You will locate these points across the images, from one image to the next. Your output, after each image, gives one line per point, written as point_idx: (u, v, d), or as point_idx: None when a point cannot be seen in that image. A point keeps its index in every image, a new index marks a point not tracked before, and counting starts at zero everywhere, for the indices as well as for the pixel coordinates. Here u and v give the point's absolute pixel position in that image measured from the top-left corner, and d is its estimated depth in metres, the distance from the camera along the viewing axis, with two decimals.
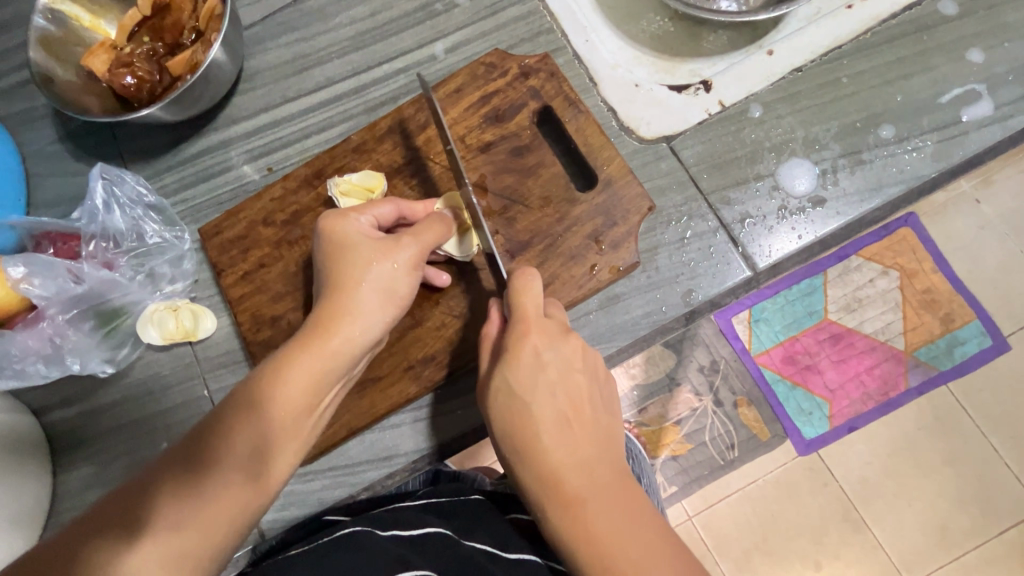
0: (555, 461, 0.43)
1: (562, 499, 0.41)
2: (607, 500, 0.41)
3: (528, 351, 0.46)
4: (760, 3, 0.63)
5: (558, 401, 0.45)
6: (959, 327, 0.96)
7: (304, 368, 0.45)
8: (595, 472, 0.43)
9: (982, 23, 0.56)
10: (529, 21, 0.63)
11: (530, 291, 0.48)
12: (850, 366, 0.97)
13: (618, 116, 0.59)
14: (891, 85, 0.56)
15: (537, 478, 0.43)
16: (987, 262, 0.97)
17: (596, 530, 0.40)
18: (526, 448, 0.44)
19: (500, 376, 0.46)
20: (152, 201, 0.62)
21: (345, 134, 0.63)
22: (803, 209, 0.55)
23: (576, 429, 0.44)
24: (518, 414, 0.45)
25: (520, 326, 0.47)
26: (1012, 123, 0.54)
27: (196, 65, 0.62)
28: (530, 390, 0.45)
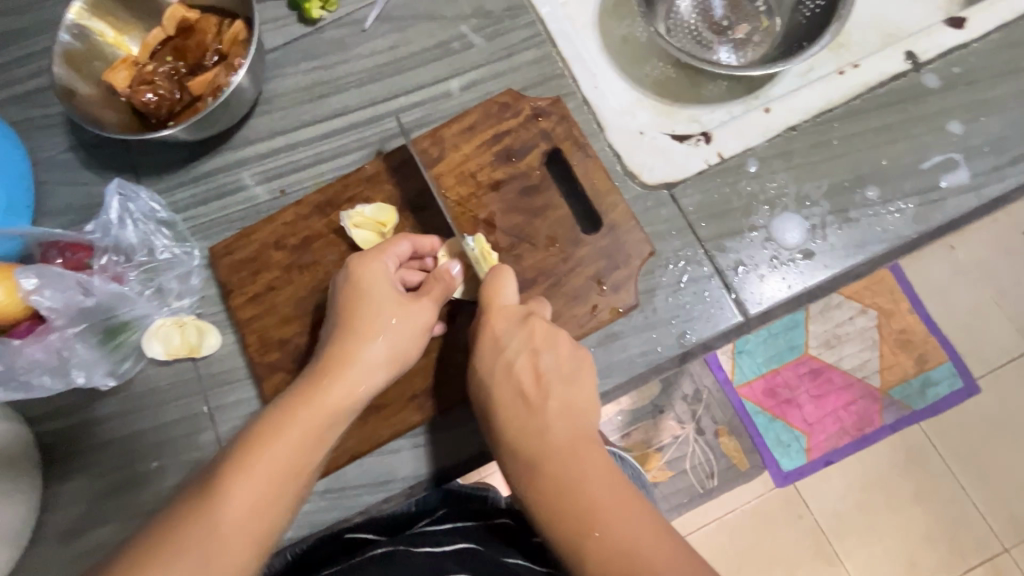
0: (511, 433, 0.48)
1: (522, 466, 0.47)
2: (560, 462, 0.47)
3: (487, 339, 0.51)
4: (756, 56, 0.70)
5: (518, 376, 0.50)
6: (932, 368, 1.02)
7: (318, 404, 0.48)
8: (551, 437, 0.48)
9: (961, 96, 0.60)
10: (542, 65, 0.66)
11: (501, 279, 0.52)
12: (828, 402, 1.03)
13: (623, 161, 0.62)
14: (877, 149, 0.60)
15: (500, 447, 0.49)
16: (960, 307, 1.03)
17: (549, 490, 0.46)
18: (488, 422, 0.50)
19: (470, 368, 0.52)
20: (164, 216, 0.63)
21: (359, 161, 0.65)
22: (793, 260, 0.58)
23: (531, 401, 0.49)
24: (480, 391, 0.51)
25: (481, 313, 0.52)
26: (987, 192, 0.58)
27: (217, 88, 0.63)
28: (493, 369, 0.50)
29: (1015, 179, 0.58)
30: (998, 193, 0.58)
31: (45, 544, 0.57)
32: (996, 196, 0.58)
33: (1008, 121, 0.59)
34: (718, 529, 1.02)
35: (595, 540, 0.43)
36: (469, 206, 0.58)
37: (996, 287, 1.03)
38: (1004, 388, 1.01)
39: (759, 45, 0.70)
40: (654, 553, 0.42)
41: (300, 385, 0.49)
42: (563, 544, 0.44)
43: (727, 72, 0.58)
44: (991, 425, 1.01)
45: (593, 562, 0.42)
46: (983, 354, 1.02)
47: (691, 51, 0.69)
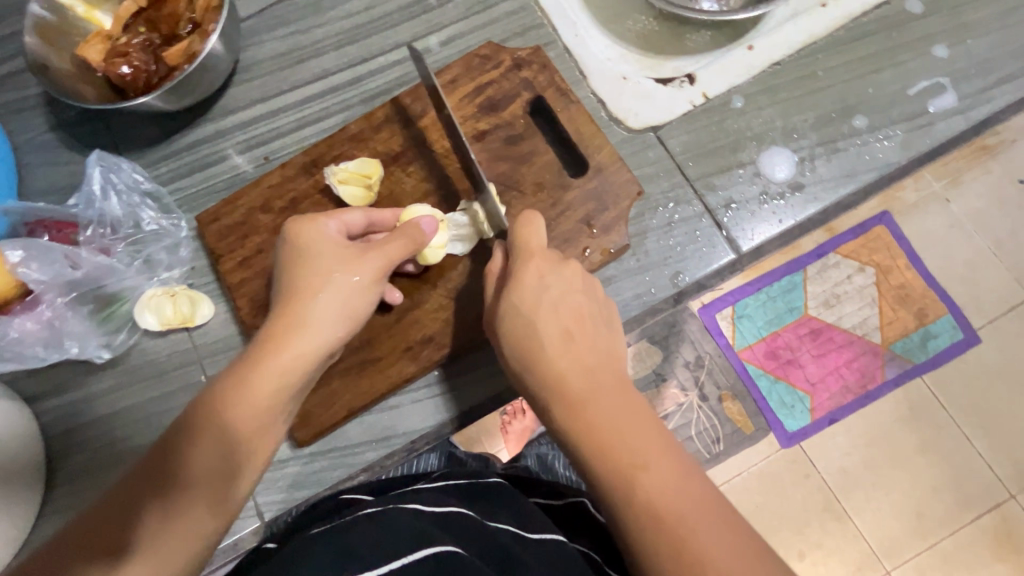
0: (562, 369, 0.45)
1: (567, 405, 0.44)
2: (608, 399, 0.44)
3: (531, 274, 0.48)
4: (742, 2, 0.67)
5: (564, 314, 0.47)
6: (931, 321, 1.01)
7: (269, 375, 0.45)
8: (598, 378, 0.45)
9: (945, 21, 0.59)
10: (521, 16, 0.65)
11: (529, 230, 0.50)
12: (829, 362, 1.01)
13: (608, 108, 0.62)
14: (863, 79, 0.59)
15: (546, 382, 0.45)
16: (958, 259, 1.02)
17: (600, 427, 0.43)
18: (532, 360, 0.46)
19: (507, 310, 0.48)
20: (149, 189, 0.62)
21: (342, 124, 0.65)
22: (782, 195, 0.57)
23: (579, 338, 0.46)
24: (524, 324, 0.47)
25: (523, 253, 0.49)
26: (974, 114, 0.57)
27: (192, 56, 0.62)
28: (534, 309, 0.47)
29: (1002, 100, 0.58)
30: (986, 116, 0.57)
31: (49, 520, 0.57)
32: (984, 118, 0.57)
33: (993, 43, 0.59)
34: (728, 493, 1.03)
35: (645, 479, 0.41)
36: (454, 158, 0.58)
37: (996, 239, 1.03)
38: (1006, 336, 1.01)
39: None
40: (701, 495, 0.41)
41: (247, 353, 0.46)
42: (609, 482, 0.41)
43: (709, 17, 0.56)
44: (991, 366, 1.02)
45: (648, 500, 0.40)
46: (981, 297, 1.02)
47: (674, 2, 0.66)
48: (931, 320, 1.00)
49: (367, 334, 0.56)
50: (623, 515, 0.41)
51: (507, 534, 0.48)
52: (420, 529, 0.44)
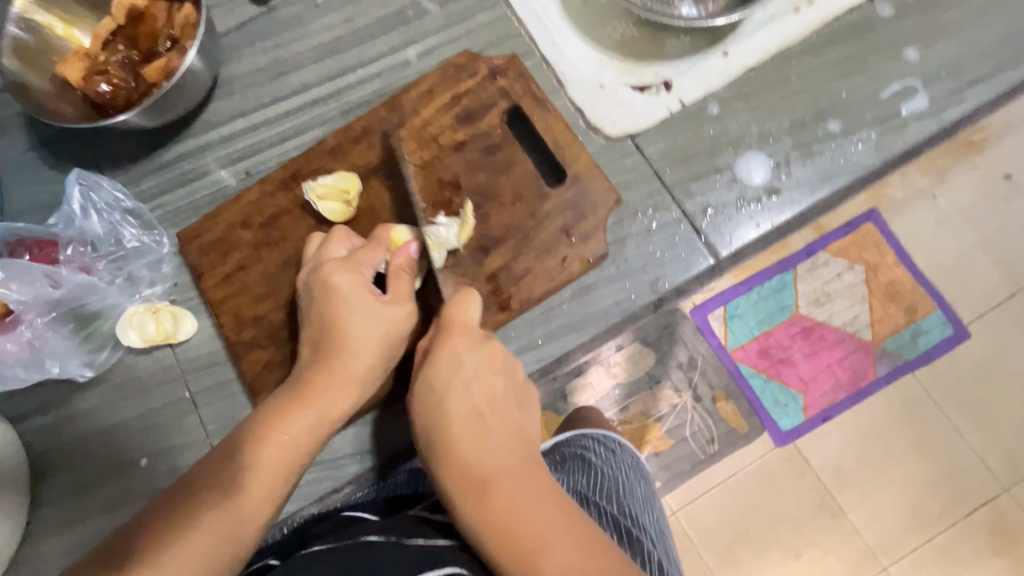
0: (466, 453, 0.46)
1: (471, 490, 0.44)
2: (513, 482, 0.44)
3: (447, 353, 0.51)
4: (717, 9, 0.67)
5: (474, 396, 0.49)
6: (922, 318, 1.02)
7: (315, 411, 0.49)
8: (500, 460, 0.46)
9: (916, 23, 0.60)
10: (498, 27, 0.65)
11: (455, 313, 0.52)
12: (822, 359, 1.03)
13: (585, 116, 0.62)
14: (836, 82, 0.60)
15: (449, 464, 0.46)
16: (944, 256, 1.03)
17: (504, 512, 0.43)
18: (439, 444, 0.47)
19: (420, 392, 0.50)
20: (130, 206, 0.62)
21: (322, 137, 0.65)
22: (759, 199, 0.58)
23: (486, 418, 0.48)
24: (436, 406, 0.49)
25: (444, 329, 0.52)
26: (946, 116, 0.58)
27: (170, 72, 0.63)
28: (446, 388, 0.49)
29: (974, 100, 0.58)
30: (958, 117, 0.58)
31: (36, 539, 0.57)
32: (956, 119, 0.58)
33: (965, 44, 0.59)
34: (722, 492, 1.03)
35: (549, 558, 0.40)
36: (432, 169, 0.58)
37: (980, 235, 1.04)
38: (992, 332, 1.02)
39: None
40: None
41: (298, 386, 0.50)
42: (513, 569, 0.41)
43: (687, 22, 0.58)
44: (978, 362, 1.02)
45: None
46: (968, 294, 1.03)
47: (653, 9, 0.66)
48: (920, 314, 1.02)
49: None
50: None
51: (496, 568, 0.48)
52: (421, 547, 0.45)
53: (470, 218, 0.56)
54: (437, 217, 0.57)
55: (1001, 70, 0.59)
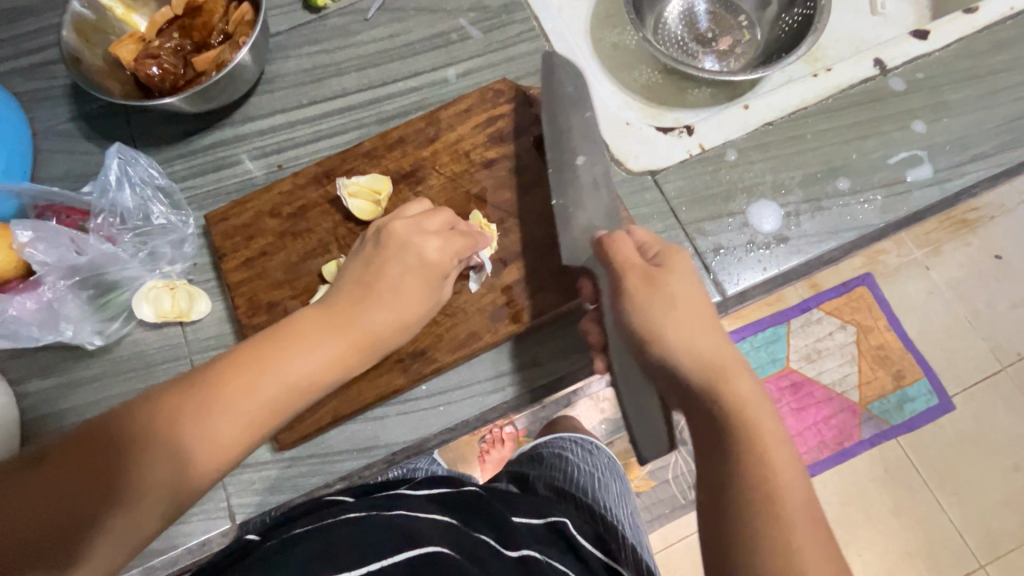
0: (713, 353, 0.47)
1: (715, 385, 0.46)
2: (752, 396, 0.45)
3: (678, 267, 0.52)
4: (736, 63, 0.91)
5: (690, 307, 0.49)
6: (908, 384, 1.05)
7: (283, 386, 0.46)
8: (739, 372, 0.47)
9: (925, 99, 0.64)
10: (535, 58, 0.69)
11: (624, 246, 0.53)
12: (809, 416, 1.04)
13: (610, 149, 0.66)
14: (849, 144, 0.63)
15: (696, 364, 0.47)
16: (934, 325, 1.07)
17: (753, 419, 0.44)
18: (679, 337, 0.48)
19: (659, 290, 0.50)
20: (161, 184, 0.64)
21: (356, 140, 0.67)
22: (769, 245, 0.60)
23: (705, 327, 0.49)
24: (678, 307, 0.49)
25: (663, 252, 0.53)
26: (950, 186, 0.61)
27: (220, 64, 0.66)
28: (681, 293, 0.50)
29: (976, 174, 0.61)
30: (960, 188, 0.61)
31: None
32: (958, 190, 0.61)
33: (970, 122, 0.63)
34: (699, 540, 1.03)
35: (786, 485, 0.41)
36: (461, 182, 0.61)
37: (969, 308, 1.07)
38: (978, 406, 1.04)
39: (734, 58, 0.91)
40: (797, 490, 0.42)
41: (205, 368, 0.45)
42: (751, 476, 0.42)
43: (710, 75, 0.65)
44: (960, 431, 1.04)
45: (788, 509, 0.40)
46: (954, 368, 1.05)
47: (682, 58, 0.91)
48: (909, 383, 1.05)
49: None
50: (752, 515, 0.41)
51: (489, 549, 0.47)
52: (412, 530, 0.44)
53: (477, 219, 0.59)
54: None
55: (1004, 149, 0.62)
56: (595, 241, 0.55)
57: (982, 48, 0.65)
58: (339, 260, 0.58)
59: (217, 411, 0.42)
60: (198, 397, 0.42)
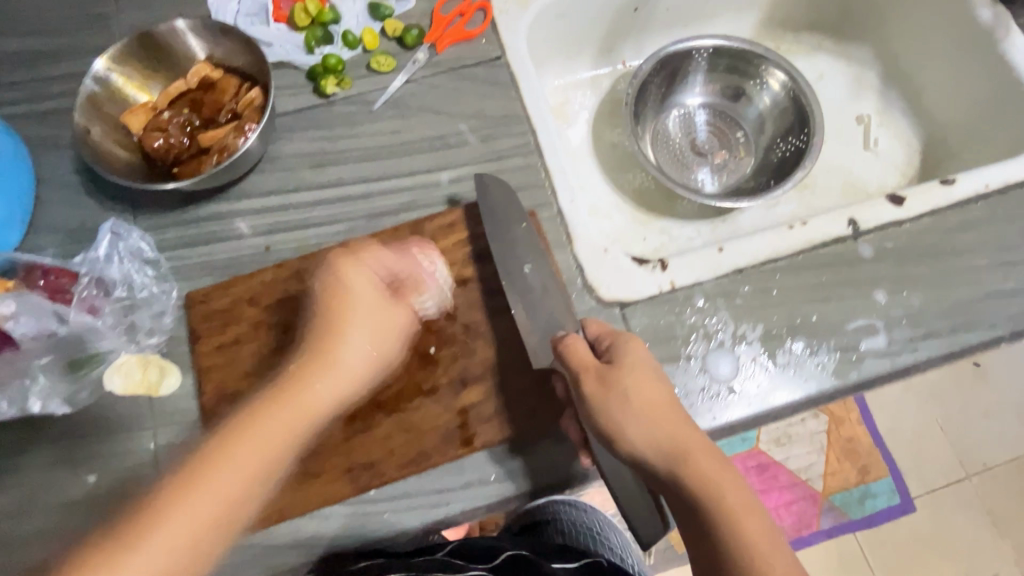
0: (669, 431, 0.53)
1: (677, 463, 0.52)
2: (711, 464, 0.52)
3: (634, 352, 0.57)
4: (724, 182, 0.95)
5: (647, 401, 0.54)
6: (873, 481, 1.23)
7: (275, 428, 0.50)
8: (694, 441, 0.53)
9: (890, 269, 0.67)
10: (526, 173, 0.72)
11: (581, 348, 0.57)
12: (773, 497, 1.21)
13: (584, 275, 0.68)
14: (810, 304, 0.66)
15: (664, 449, 0.53)
16: (904, 427, 1.26)
17: (715, 488, 0.51)
18: (642, 424, 0.53)
19: (620, 378, 0.55)
20: (150, 256, 0.68)
21: (343, 233, 0.70)
22: (720, 394, 0.63)
23: (664, 415, 0.54)
24: (636, 396, 0.54)
25: (619, 338, 0.58)
26: (901, 359, 0.63)
27: (222, 145, 0.69)
28: (637, 377, 0.55)
29: (927, 351, 0.64)
30: (909, 364, 0.63)
31: None
32: (908, 364, 0.63)
33: (929, 299, 0.65)
34: None
35: (752, 535, 0.50)
36: (435, 295, 0.63)
37: (942, 416, 1.27)
38: (935, 510, 1.22)
39: (722, 179, 0.95)
40: (765, 536, 0.50)
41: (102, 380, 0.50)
42: (721, 534, 0.50)
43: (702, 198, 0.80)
44: (915, 532, 1.21)
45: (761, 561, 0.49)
46: (921, 478, 1.24)
47: (674, 171, 0.95)
48: (871, 479, 1.23)
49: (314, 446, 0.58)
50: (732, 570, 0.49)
51: None
52: None
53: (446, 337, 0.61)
54: (416, 336, 0.61)
55: (957, 330, 0.64)
56: (555, 343, 0.59)
57: (951, 224, 0.68)
58: None
59: (200, 485, 0.46)
60: (180, 485, 0.46)
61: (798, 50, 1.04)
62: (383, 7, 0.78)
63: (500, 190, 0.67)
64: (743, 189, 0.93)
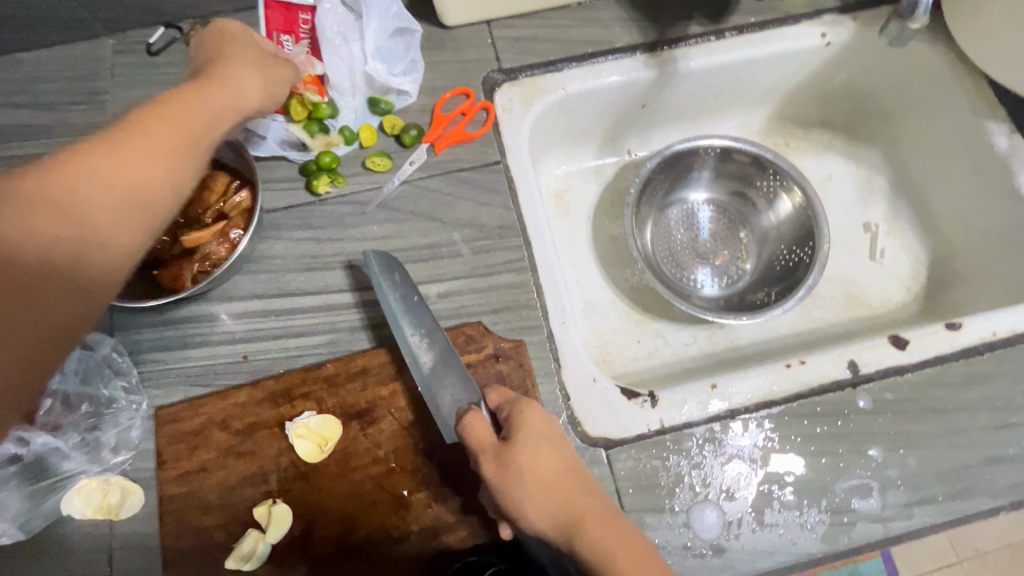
0: (558, 500, 0.53)
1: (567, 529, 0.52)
2: (600, 528, 0.51)
3: (526, 423, 0.57)
4: (725, 287, 0.92)
5: (542, 475, 0.54)
6: (863, 563, 1.22)
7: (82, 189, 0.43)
8: (583, 503, 0.53)
9: (888, 424, 0.64)
10: (517, 291, 0.70)
11: (478, 426, 0.56)
12: None
13: (570, 408, 0.65)
14: (803, 457, 0.63)
15: (556, 518, 0.53)
16: None
17: (602, 553, 0.50)
18: (529, 496, 0.53)
19: (511, 452, 0.55)
20: (122, 365, 0.64)
21: (326, 345, 0.67)
22: (702, 553, 0.60)
23: (559, 488, 0.54)
24: (525, 469, 0.54)
25: (516, 408, 0.59)
26: (893, 525, 0.61)
27: (205, 253, 0.66)
28: (524, 443, 0.55)
29: (921, 518, 0.62)
30: (902, 530, 0.61)
31: None
32: (900, 531, 0.61)
33: (927, 460, 0.63)
34: None
35: None
36: (412, 430, 0.61)
37: None
38: None
39: (722, 283, 0.93)
40: None
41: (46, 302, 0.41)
42: None
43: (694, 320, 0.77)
44: None
45: None
46: (910, 562, 1.24)
47: (674, 272, 0.92)
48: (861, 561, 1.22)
49: None
50: None
51: None
52: None
53: (416, 476, 0.60)
54: (391, 475, 0.60)
55: (953, 496, 0.62)
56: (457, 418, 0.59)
57: (954, 378, 0.66)
58: (272, 502, 0.59)
59: None
60: None
61: (808, 147, 1.00)
62: (383, 102, 0.74)
63: (392, 272, 0.66)
64: (744, 297, 0.90)
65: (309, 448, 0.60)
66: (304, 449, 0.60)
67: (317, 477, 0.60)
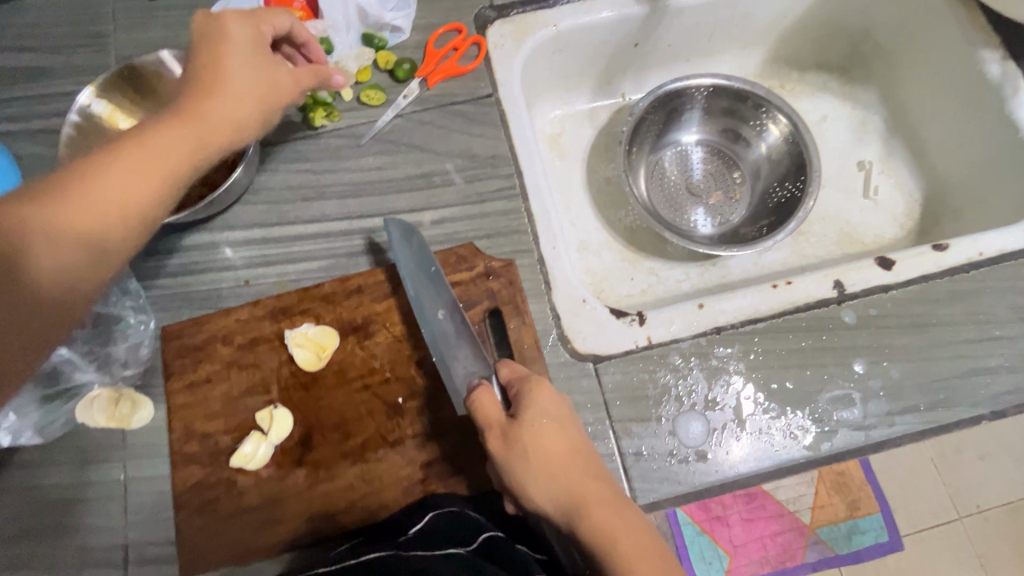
0: (562, 482, 0.55)
1: (569, 513, 0.54)
2: (603, 514, 0.53)
3: (533, 400, 0.57)
4: (718, 227, 0.93)
5: (547, 454, 0.56)
6: (862, 518, 1.23)
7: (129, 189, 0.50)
8: (588, 490, 0.55)
9: (871, 338, 0.66)
10: (508, 218, 0.72)
11: (487, 402, 0.57)
12: (757, 527, 1.21)
13: (560, 326, 0.67)
14: (786, 370, 0.65)
15: (559, 501, 0.55)
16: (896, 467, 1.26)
17: (601, 533, 0.52)
18: (532, 477, 0.55)
19: (515, 431, 0.56)
20: (130, 287, 0.66)
21: (324, 270, 0.69)
22: (687, 459, 0.62)
23: (563, 468, 0.55)
24: (529, 447, 0.55)
25: (523, 385, 0.59)
26: (875, 434, 0.63)
27: (210, 183, 0.70)
28: (529, 423, 0.56)
29: (902, 427, 0.63)
30: (882, 438, 0.63)
31: None
32: (881, 440, 0.63)
33: (909, 372, 0.65)
34: None
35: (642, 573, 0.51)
36: (406, 344, 0.64)
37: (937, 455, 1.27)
38: (924, 549, 1.24)
39: (716, 224, 0.93)
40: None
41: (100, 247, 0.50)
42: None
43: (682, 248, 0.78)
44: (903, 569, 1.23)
45: None
46: (910, 516, 1.25)
47: (669, 213, 0.93)
48: (861, 516, 1.23)
49: (276, 492, 0.60)
50: None
51: None
52: None
53: (410, 385, 0.63)
54: (387, 385, 0.63)
55: (935, 406, 0.64)
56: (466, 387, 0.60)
57: (939, 295, 0.67)
58: (273, 407, 0.62)
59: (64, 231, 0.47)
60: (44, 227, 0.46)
61: (803, 89, 1.01)
62: (377, 38, 0.77)
63: (409, 239, 0.66)
64: (738, 235, 0.91)
65: (307, 356, 0.63)
66: (302, 357, 0.63)
67: (316, 385, 0.62)
